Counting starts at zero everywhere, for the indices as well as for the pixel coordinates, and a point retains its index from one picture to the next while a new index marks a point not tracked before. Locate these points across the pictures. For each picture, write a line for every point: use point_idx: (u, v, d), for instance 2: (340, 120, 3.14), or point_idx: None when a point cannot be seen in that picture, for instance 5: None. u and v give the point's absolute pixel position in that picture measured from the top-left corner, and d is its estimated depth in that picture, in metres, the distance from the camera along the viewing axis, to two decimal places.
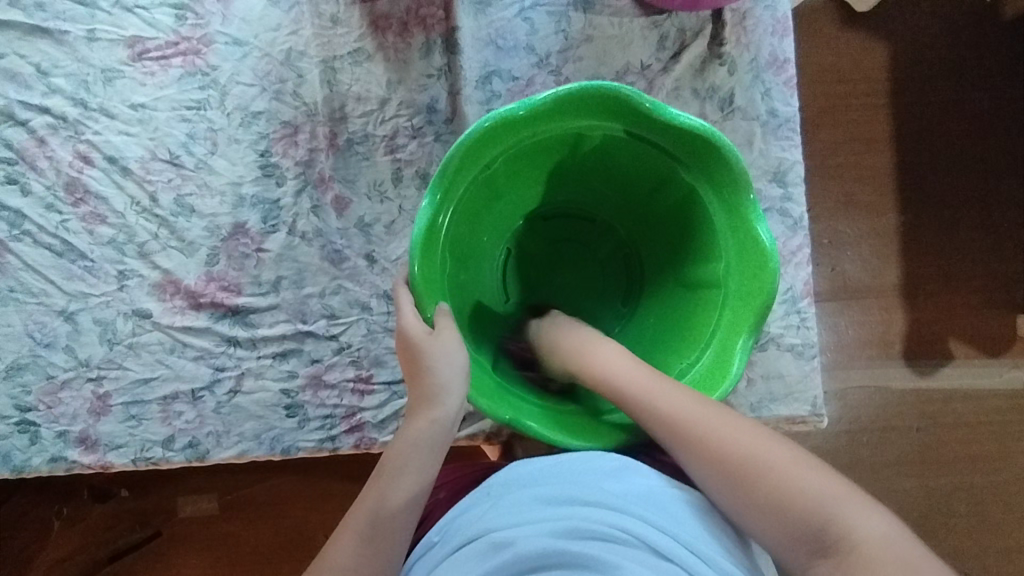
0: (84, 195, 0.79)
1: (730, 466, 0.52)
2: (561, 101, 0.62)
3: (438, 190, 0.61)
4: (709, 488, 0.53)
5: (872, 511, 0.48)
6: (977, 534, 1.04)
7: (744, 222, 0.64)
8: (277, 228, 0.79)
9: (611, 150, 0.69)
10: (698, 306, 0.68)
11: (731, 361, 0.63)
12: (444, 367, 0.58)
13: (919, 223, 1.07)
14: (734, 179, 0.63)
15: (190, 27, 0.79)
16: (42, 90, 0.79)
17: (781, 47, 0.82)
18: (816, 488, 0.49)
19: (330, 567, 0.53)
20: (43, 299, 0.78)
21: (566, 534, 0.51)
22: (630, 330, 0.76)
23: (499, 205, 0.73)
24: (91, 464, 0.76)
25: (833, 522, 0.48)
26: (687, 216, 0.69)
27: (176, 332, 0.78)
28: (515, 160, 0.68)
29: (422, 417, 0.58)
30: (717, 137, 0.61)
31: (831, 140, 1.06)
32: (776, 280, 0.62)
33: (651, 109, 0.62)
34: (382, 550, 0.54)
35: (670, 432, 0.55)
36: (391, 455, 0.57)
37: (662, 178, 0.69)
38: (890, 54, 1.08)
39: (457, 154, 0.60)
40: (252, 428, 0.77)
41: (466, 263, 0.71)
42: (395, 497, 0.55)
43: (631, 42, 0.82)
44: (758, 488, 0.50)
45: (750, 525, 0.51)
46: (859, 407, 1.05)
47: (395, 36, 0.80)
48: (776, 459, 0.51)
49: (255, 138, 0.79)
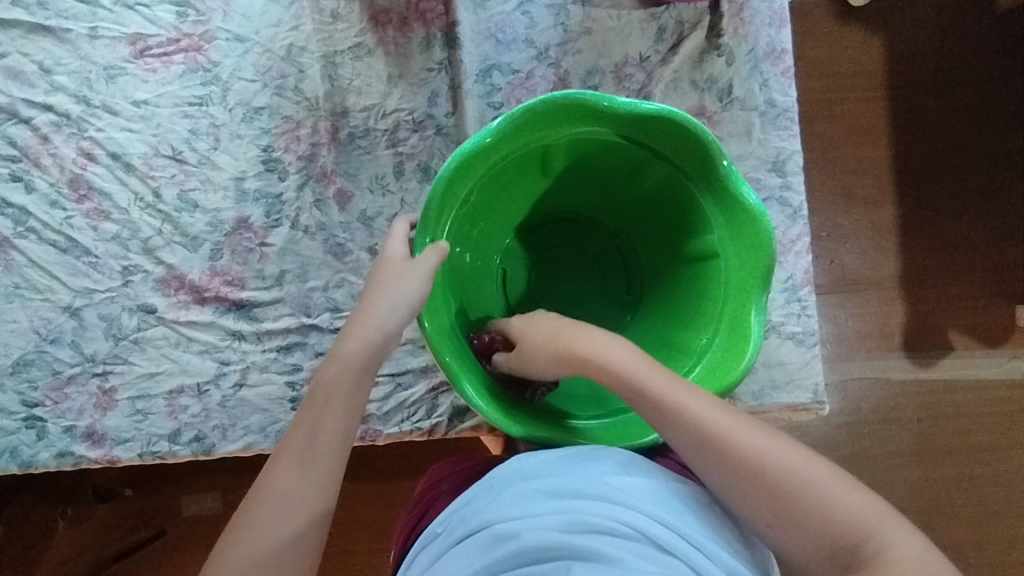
0: (88, 192, 0.79)
1: (766, 477, 0.50)
2: (520, 120, 0.62)
3: (424, 234, 0.62)
4: (738, 499, 0.51)
5: (905, 528, 0.48)
6: (978, 524, 1.05)
7: (724, 193, 0.64)
8: (280, 222, 0.80)
9: (581, 149, 0.69)
10: (699, 282, 0.69)
11: (741, 335, 0.63)
12: (392, 292, 0.57)
13: (918, 213, 1.08)
14: (705, 154, 0.63)
15: (191, 24, 0.80)
16: (45, 88, 0.79)
17: (779, 37, 0.83)
18: (855, 504, 0.49)
19: (268, 493, 0.52)
20: (48, 296, 0.78)
21: (568, 525, 0.51)
22: (645, 309, 0.77)
23: (485, 227, 0.74)
24: (98, 459, 0.76)
25: (871, 536, 0.48)
26: (674, 198, 0.70)
27: (181, 327, 0.78)
28: (489, 184, 0.69)
29: (358, 336, 0.57)
30: (680, 116, 0.61)
31: (829, 132, 1.07)
32: (771, 237, 0.63)
33: (610, 104, 0.62)
34: (322, 473, 0.53)
35: (699, 441, 0.53)
36: (323, 380, 0.55)
37: (637, 164, 0.69)
38: (885, 46, 1.09)
39: (433, 200, 0.61)
40: (257, 421, 0.77)
41: (465, 288, 0.73)
42: (334, 421, 0.54)
43: (630, 34, 0.82)
44: (797, 500, 0.49)
45: (779, 536, 0.50)
46: (859, 399, 1.05)
47: (396, 31, 0.81)
48: (814, 472, 0.50)
49: (257, 133, 0.80)
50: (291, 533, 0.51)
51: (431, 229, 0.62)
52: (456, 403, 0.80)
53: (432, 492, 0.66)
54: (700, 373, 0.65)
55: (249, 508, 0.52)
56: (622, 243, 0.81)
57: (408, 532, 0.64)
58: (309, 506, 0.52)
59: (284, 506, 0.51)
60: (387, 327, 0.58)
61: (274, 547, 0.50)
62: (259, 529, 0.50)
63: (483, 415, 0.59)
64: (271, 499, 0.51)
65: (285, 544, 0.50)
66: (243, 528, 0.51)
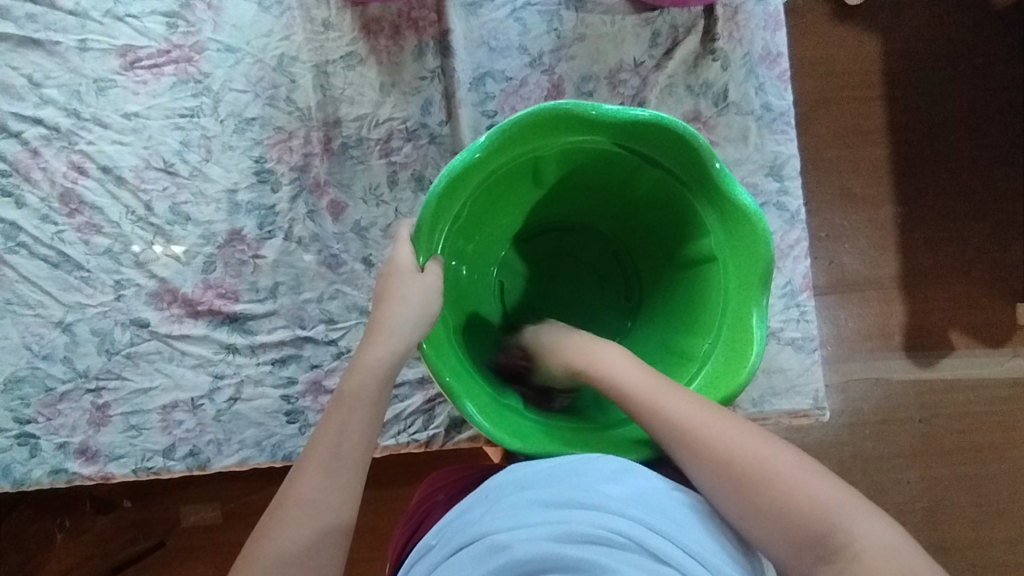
0: (79, 206, 0.78)
1: (734, 470, 0.49)
2: (510, 134, 0.61)
3: (419, 251, 0.62)
4: (715, 495, 0.50)
5: (879, 521, 0.45)
6: (981, 524, 1.04)
7: (717, 197, 0.64)
8: (273, 234, 0.79)
9: (573, 158, 0.69)
10: (698, 286, 0.69)
11: (744, 343, 0.62)
12: (404, 301, 0.59)
13: (917, 214, 1.07)
14: (698, 159, 0.62)
15: (181, 35, 0.79)
16: (35, 102, 0.79)
17: (774, 40, 0.82)
18: (824, 496, 0.46)
19: (294, 503, 0.50)
20: (40, 311, 0.78)
21: (565, 537, 0.50)
22: (643, 316, 0.77)
23: (479, 241, 0.74)
24: (92, 475, 0.76)
25: (838, 528, 0.45)
26: (669, 203, 0.69)
27: (174, 341, 0.78)
28: (481, 197, 0.68)
29: (380, 345, 0.58)
30: (670, 122, 0.60)
31: (826, 134, 1.07)
32: (768, 241, 0.62)
33: (598, 113, 0.61)
34: (348, 480, 0.52)
35: (676, 435, 0.53)
36: (348, 389, 0.55)
37: (629, 171, 0.69)
38: (881, 47, 1.08)
39: (425, 217, 0.60)
40: (253, 435, 0.77)
41: (461, 301, 0.72)
42: (358, 429, 0.54)
43: (623, 40, 0.82)
44: (764, 493, 0.48)
45: (753, 531, 0.48)
46: (860, 400, 1.05)
47: (388, 39, 0.80)
48: (782, 464, 0.48)
49: (249, 144, 0.79)
50: (317, 542, 0.49)
51: (425, 247, 0.63)
52: (453, 414, 0.79)
53: (427, 502, 0.65)
54: (702, 381, 0.64)
55: (273, 518, 0.50)
56: (619, 250, 0.80)
57: (403, 545, 0.63)
58: (337, 511, 0.51)
59: (313, 514, 0.50)
60: (405, 341, 0.58)
61: (301, 556, 0.49)
62: (286, 536, 0.49)
63: (484, 432, 0.59)
64: (298, 508, 0.50)
65: (310, 552, 0.49)
66: (271, 532, 0.49)
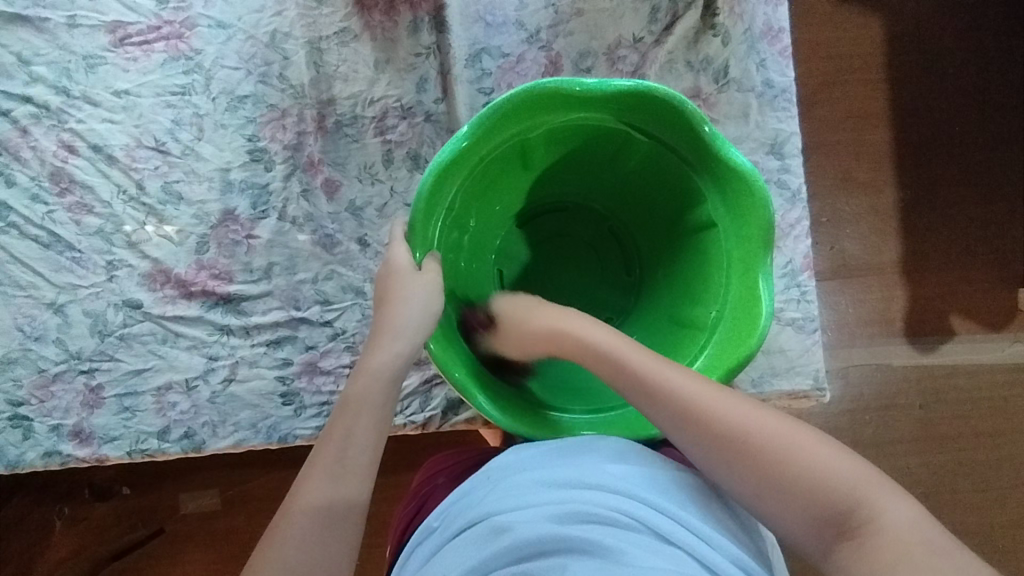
0: (70, 185, 0.77)
1: (745, 449, 0.47)
2: (496, 117, 0.60)
3: (415, 247, 0.61)
4: (723, 477, 0.48)
5: (899, 493, 0.43)
6: (982, 511, 1.03)
7: (711, 164, 0.62)
8: (267, 213, 0.78)
9: (564, 136, 0.67)
10: (700, 256, 0.68)
11: (751, 309, 0.61)
12: (400, 303, 0.58)
13: (919, 196, 1.06)
14: (687, 124, 0.60)
15: (172, 10, 0.78)
16: (24, 80, 0.78)
17: (775, 16, 0.81)
18: (840, 470, 0.44)
19: (299, 509, 0.48)
20: (32, 292, 0.77)
21: (568, 517, 0.49)
22: (647, 289, 0.76)
23: (475, 229, 0.73)
24: (86, 457, 0.75)
25: (863, 504, 0.42)
26: (665, 172, 0.68)
27: (167, 322, 0.77)
28: (474, 184, 0.67)
29: (384, 349, 0.57)
30: (656, 88, 0.59)
31: (828, 115, 1.05)
32: (767, 201, 0.61)
33: (581, 88, 0.60)
34: (355, 484, 0.50)
35: (675, 413, 0.51)
36: (353, 394, 0.54)
37: (621, 143, 0.67)
38: (884, 26, 1.07)
39: (418, 212, 0.59)
40: (249, 417, 0.76)
41: (463, 291, 0.72)
42: (364, 432, 0.52)
43: (622, 15, 0.80)
44: (775, 469, 0.45)
45: (769, 511, 0.46)
46: (860, 386, 1.04)
47: (382, 15, 0.79)
48: (794, 441, 0.46)
49: (242, 122, 0.78)
50: (325, 548, 0.47)
51: (420, 242, 0.62)
52: (450, 395, 0.78)
53: (427, 486, 0.65)
54: (709, 354, 0.63)
55: (280, 526, 0.48)
56: (615, 225, 0.79)
57: (403, 530, 0.63)
58: (345, 514, 0.49)
59: (321, 521, 0.48)
60: (408, 345, 0.57)
61: (312, 564, 0.47)
62: (292, 545, 0.47)
63: (492, 421, 0.59)
64: (303, 514, 0.48)
65: (317, 560, 0.47)
66: (277, 543, 0.47)
